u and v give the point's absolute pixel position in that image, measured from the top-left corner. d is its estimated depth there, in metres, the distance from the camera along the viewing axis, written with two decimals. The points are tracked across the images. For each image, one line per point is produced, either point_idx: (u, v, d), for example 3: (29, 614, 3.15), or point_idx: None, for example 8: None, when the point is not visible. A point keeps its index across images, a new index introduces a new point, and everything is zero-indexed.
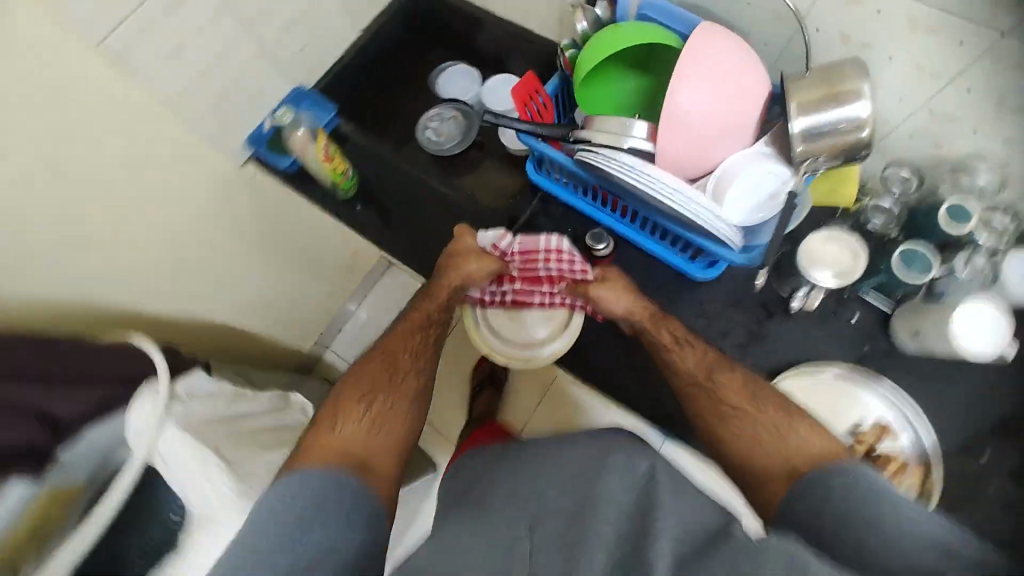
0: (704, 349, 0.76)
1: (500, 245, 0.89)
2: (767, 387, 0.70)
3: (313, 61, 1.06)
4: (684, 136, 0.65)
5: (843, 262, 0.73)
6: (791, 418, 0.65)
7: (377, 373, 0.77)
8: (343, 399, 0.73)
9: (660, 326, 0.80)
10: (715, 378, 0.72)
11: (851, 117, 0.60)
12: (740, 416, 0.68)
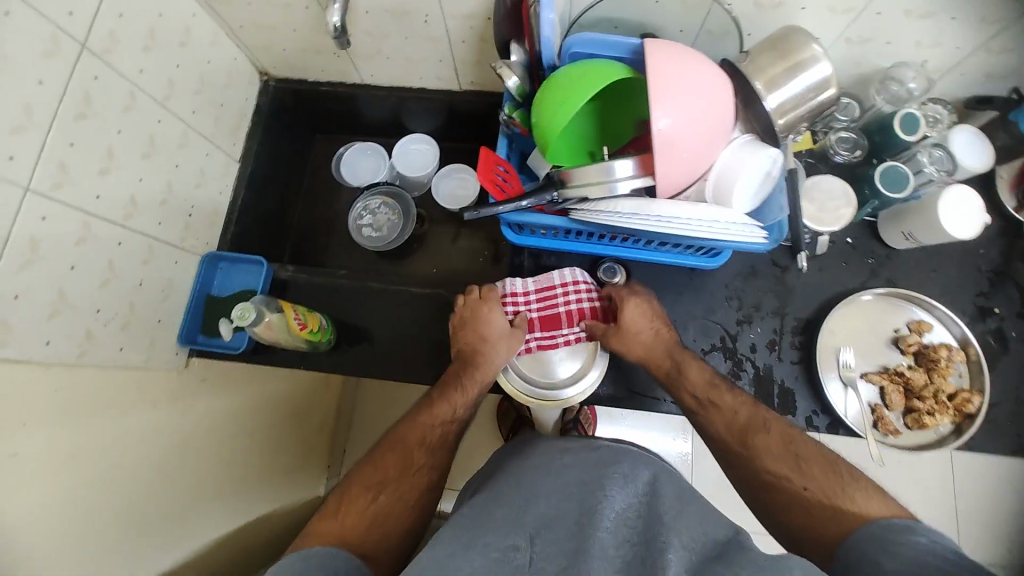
0: (735, 410, 0.70)
1: (517, 293, 0.83)
2: (806, 442, 0.66)
3: (204, 213, 0.89)
4: (678, 159, 0.62)
5: (836, 200, 0.76)
6: (837, 479, 0.61)
7: (387, 458, 0.69)
8: (355, 482, 0.66)
9: (681, 380, 0.74)
10: (753, 440, 0.68)
11: (818, 80, 0.62)
12: (789, 482, 0.63)
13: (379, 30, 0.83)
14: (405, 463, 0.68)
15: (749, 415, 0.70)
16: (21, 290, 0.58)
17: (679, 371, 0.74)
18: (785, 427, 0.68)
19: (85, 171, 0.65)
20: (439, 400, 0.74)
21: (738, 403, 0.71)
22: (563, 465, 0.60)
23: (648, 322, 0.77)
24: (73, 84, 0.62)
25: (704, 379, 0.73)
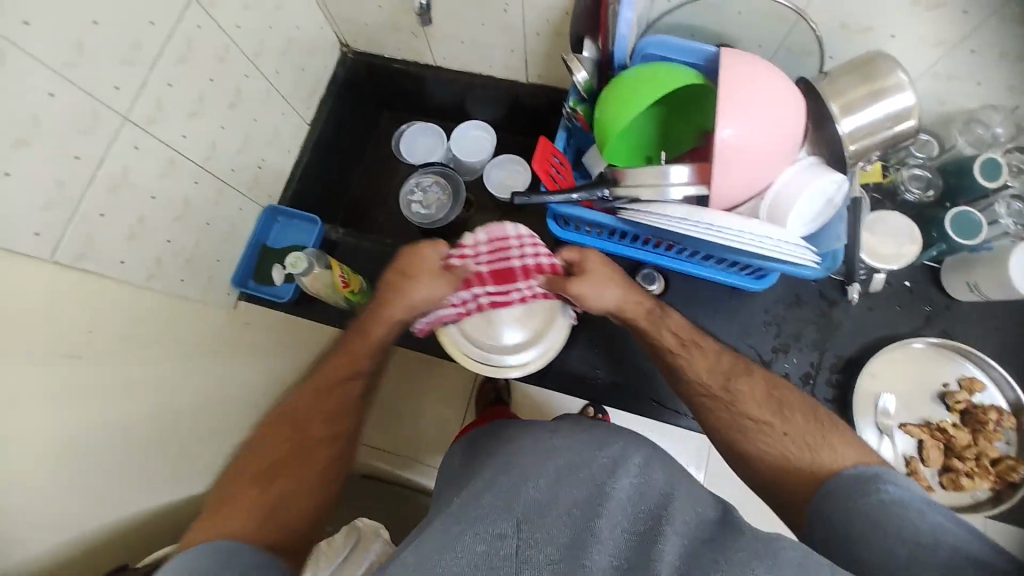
0: (718, 354, 0.66)
1: (465, 246, 0.77)
2: (791, 393, 0.62)
3: (275, 169, 0.95)
4: (740, 164, 0.61)
5: (900, 238, 0.73)
6: (822, 430, 0.57)
7: (278, 440, 0.60)
8: (235, 480, 0.56)
9: (660, 324, 0.70)
10: (734, 386, 0.63)
11: (897, 111, 0.60)
12: (767, 431, 0.59)
13: (459, 14, 0.86)
14: (325, 424, 0.63)
15: (731, 364, 0.66)
16: (107, 209, 0.64)
17: (659, 315, 0.71)
18: (772, 377, 0.64)
19: (178, 111, 0.70)
20: (344, 365, 0.68)
21: (717, 350, 0.67)
22: (554, 445, 0.54)
23: (614, 278, 0.72)
24: (179, 30, 0.67)
25: (690, 334, 0.69)
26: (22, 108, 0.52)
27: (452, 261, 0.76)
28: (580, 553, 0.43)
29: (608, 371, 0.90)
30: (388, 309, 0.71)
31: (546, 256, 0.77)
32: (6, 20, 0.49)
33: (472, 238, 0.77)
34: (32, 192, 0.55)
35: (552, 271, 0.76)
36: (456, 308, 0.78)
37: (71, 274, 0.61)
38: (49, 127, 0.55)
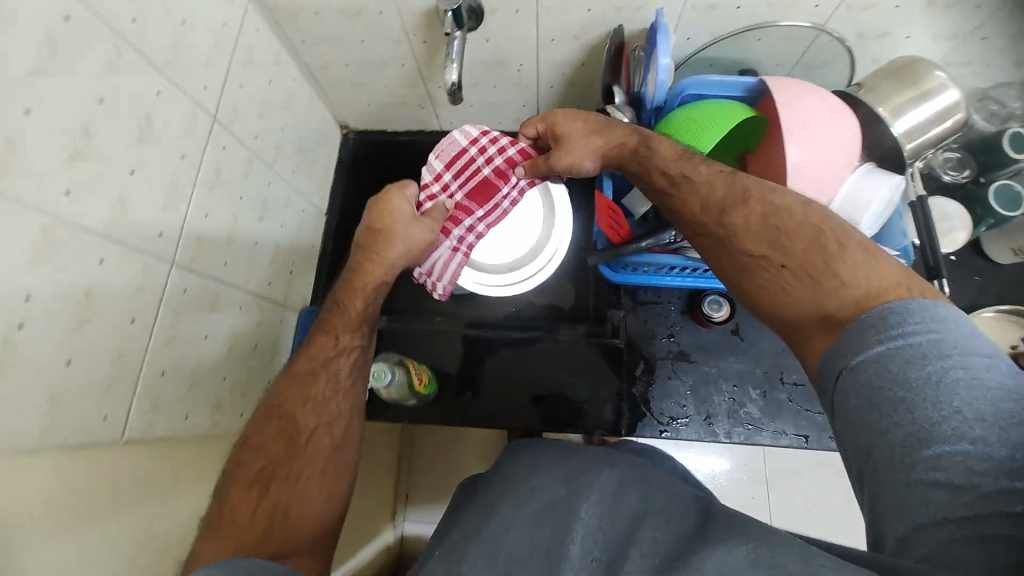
0: (710, 181, 0.56)
1: (429, 184, 0.72)
2: (792, 213, 0.51)
3: (303, 267, 0.91)
4: (811, 184, 0.63)
5: (953, 221, 0.75)
6: (828, 252, 0.48)
7: (272, 436, 0.53)
8: (234, 479, 0.50)
9: (647, 160, 0.61)
10: (730, 217, 0.53)
11: (943, 109, 0.63)
12: (765, 266, 0.51)
13: (471, 81, 0.85)
14: (314, 408, 0.55)
15: (727, 188, 0.55)
16: (166, 364, 0.58)
17: (648, 146, 0.61)
18: (766, 196, 0.53)
19: (215, 240, 0.66)
20: (331, 342, 0.58)
21: (713, 174, 0.57)
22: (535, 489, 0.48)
23: (583, 114, 0.65)
24: (206, 156, 0.63)
25: (671, 158, 0.59)
26: (79, 285, 0.47)
27: (423, 203, 0.71)
28: (622, 552, 0.41)
29: (696, 405, 0.85)
30: (379, 261, 0.63)
31: (502, 137, 0.71)
32: (54, 198, 0.44)
33: (432, 171, 0.72)
34: (96, 371, 0.49)
35: (510, 150, 0.71)
36: (458, 252, 0.73)
37: (142, 446, 0.55)
38: (105, 298, 0.50)
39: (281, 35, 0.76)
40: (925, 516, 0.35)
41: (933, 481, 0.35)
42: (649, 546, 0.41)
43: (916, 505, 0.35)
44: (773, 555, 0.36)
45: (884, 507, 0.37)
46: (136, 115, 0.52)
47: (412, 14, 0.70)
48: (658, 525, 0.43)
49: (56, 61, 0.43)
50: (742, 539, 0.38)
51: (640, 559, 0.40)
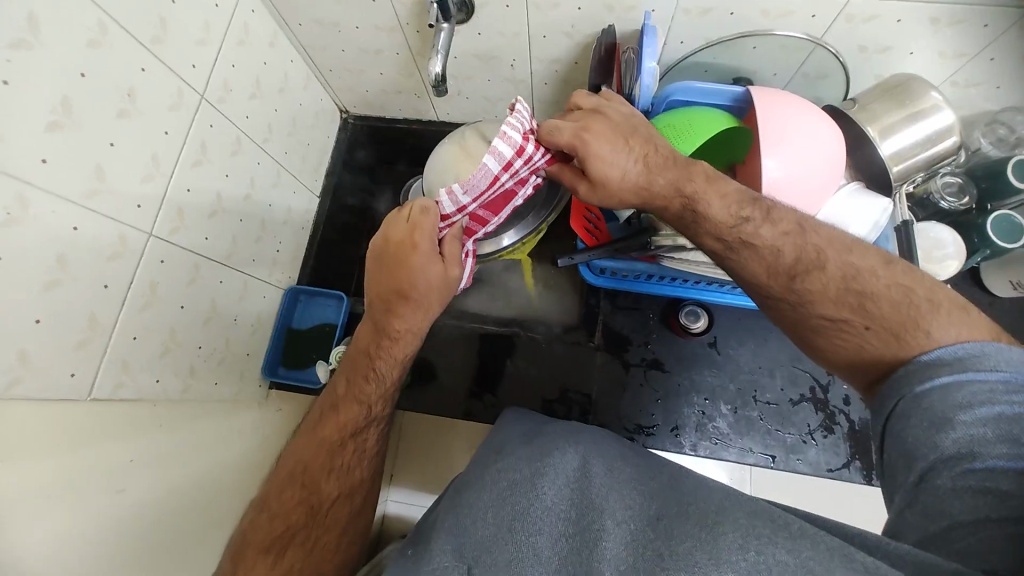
0: (776, 248, 0.48)
1: (449, 215, 0.53)
2: (876, 275, 0.45)
3: (292, 246, 0.93)
4: (799, 185, 0.61)
5: (946, 250, 0.72)
6: (918, 315, 0.42)
7: (286, 500, 0.47)
8: (246, 543, 0.46)
9: (699, 226, 0.51)
10: (802, 285, 0.47)
11: (933, 131, 0.61)
12: (845, 329, 0.46)
13: (464, 74, 0.85)
14: (339, 475, 0.49)
15: (797, 252, 0.48)
16: (139, 331, 0.61)
17: (694, 211, 0.51)
18: (844, 257, 0.47)
19: (198, 213, 0.68)
20: (360, 410, 0.51)
21: (778, 237, 0.49)
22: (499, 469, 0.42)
23: (619, 147, 0.50)
24: (192, 133, 0.65)
25: (725, 220, 0.50)
26: (53, 249, 0.50)
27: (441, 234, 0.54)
28: (594, 524, 0.36)
29: (664, 415, 0.85)
30: (401, 316, 0.52)
31: (534, 148, 0.52)
32: (28, 164, 0.47)
33: (454, 202, 0.51)
34: (67, 331, 0.52)
35: (540, 162, 0.54)
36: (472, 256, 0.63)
37: (109, 407, 0.58)
38: (78, 262, 0.52)
39: (279, 15, 0.77)
40: (965, 514, 0.33)
41: (976, 488, 0.33)
42: (624, 512, 0.37)
43: (956, 506, 0.33)
44: (761, 543, 0.32)
45: (920, 509, 0.35)
46: (118, 89, 0.54)
47: (403, 3, 0.70)
48: (625, 492, 0.38)
49: (38, 35, 0.46)
50: (733, 522, 0.34)
51: (611, 545, 0.35)
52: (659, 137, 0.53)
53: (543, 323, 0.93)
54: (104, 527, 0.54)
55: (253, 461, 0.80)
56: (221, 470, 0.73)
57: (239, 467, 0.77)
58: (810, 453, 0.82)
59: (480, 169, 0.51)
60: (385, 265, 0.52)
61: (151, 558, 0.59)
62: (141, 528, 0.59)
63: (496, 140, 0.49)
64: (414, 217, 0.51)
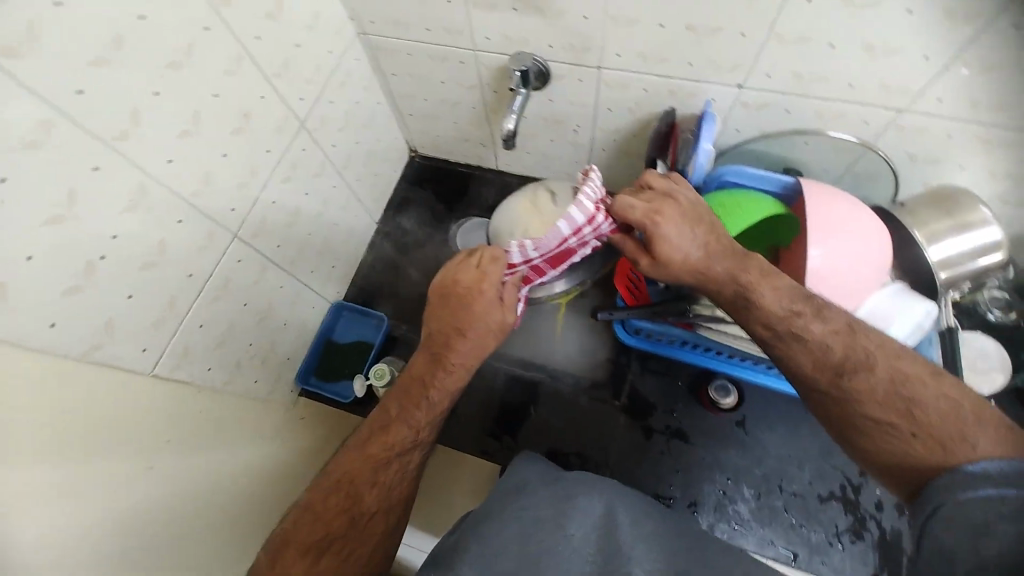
0: (824, 343, 0.50)
1: (515, 264, 0.58)
2: (925, 384, 0.46)
3: (345, 265, 1.00)
4: (847, 270, 0.62)
5: (991, 363, 0.70)
6: (968, 428, 0.43)
7: (330, 505, 0.49)
8: (289, 540, 0.47)
9: (749, 314, 0.54)
10: (849, 382, 0.48)
11: (982, 243, 0.63)
12: (891, 432, 0.46)
13: (530, 132, 0.93)
14: (380, 490, 0.50)
15: (845, 350, 0.49)
16: (206, 319, 0.67)
17: (746, 298, 0.54)
18: (892, 361, 0.48)
19: (276, 223, 0.76)
20: (410, 434, 0.53)
21: (828, 334, 0.50)
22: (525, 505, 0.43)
23: (684, 231, 0.54)
24: (286, 153, 0.73)
25: (777, 311, 0.52)
26: (157, 236, 0.56)
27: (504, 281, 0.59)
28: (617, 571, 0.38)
29: (683, 489, 0.83)
30: (458, 350, 0.55)
31: (600, 217, 0.57)
32: (156, 161, 0.54)
33: (521, 253, 0.57)
34: (148, 310, 0.58)
35: (603, 230, 0.59)
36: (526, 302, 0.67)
37: (166, 385, 0.63)
38: (173, 250, 0.59)
39: (376, 64, 0.87)
40: None
41: None
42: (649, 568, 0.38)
43: None
44: None
45: None
46: (239, 110, 0.63)
47: (488, 66, 0.79)
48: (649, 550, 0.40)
49: (188, 58, 0.54)
50: None
51: None
52: (721, 224, 0.57)
53: (571, 373, 0.93)
54: (145, 499, 0.57)
55: (277, 464, 0.82)
56: (247, 469, 0.75)
57: (264, 466, 0.79)
58: (838, 558, 0.77)
59: (551, 230, 0.57)
60: (453, 298, 0.55)
61: (174, 542, 0.60)
62: (161, 518, 0.59)
63: (568, 208, 0.55)
64: (484, 263, 0.56)
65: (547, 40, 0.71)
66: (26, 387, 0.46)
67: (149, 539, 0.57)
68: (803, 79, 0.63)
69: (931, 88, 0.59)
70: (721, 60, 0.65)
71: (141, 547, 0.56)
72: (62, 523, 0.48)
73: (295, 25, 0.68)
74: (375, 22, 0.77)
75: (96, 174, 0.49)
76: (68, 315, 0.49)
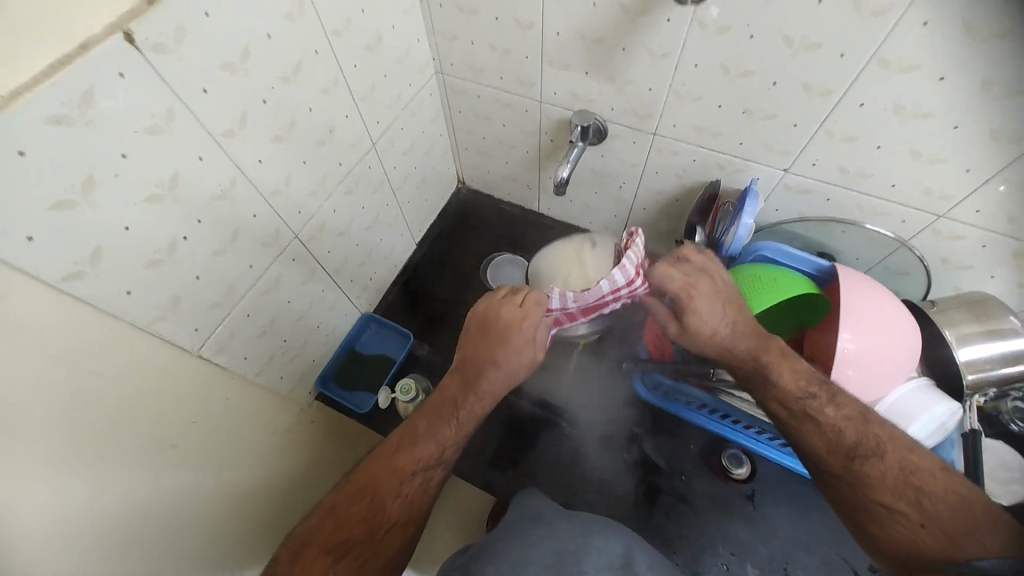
0: (837, 426, 0.52)
1: (553, 308, 0.61)
2: (933, 477, 0.48)
3: (380, 279, 1.03)
4: (886, 350, 0.64)
5: (1013, 473, 0.69)
6: (974, 521, 0.44)
7: (353, 510, 0.50)
8: (310, 539, 0.48)
9: (765, 389, 0.56)
10: (861, 467, 0.50)
11: (1014, 350, 0.64)
12: (900, 520, 0.47)
13: (577, 182, 0.98)
14: (402, 502, 0.52)
15: (858, 435, 0.51)
16: (252, 310, 0.70)
17: (764, 374, 0.56)
18: (903, 452, 0.49)
19: (332, 231, 0.80)
20: (434, 452, 0.54)
21: (841, 418, 0.52)
22: (550, 552, 0.48)
23: (715, 306, 0.58)
24: (354, 168, 0.79)
25: (793, 390, 0.55)
26: (233, 225, 0.61)
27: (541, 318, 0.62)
28: None
29: (685, 555, 0.81)
30: (490, 378, 0.57)
31: (640, 281, 0.60)
32: (249, 159, 0.59)
33: (562, 300, 0.60)
34: (209, 291, 0.61)
35: (640, 292, 0.62)
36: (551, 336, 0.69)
37: (207, 366, 0.65)
38: (244, 239, 0.63)
39: (446, 101, 0.94)
40: None
41: None
42: None
43: None
44: None
45: None
46: (325, 124, 0.69)
47: (551, 118, 0.85)
48: None
49: (297, 75, 0.61)
50: None
51: None
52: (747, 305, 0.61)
53: (584, 419, 0.94)
54: (171, 470, 0.59)
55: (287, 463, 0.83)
56: (262, 468, 0.76)
57: (277, 460, 0.80)
58: None
59: (592, 286, 0.60)
60: (491, 329, 0.58)
61: (186, 518, 0.61)
62: (162, 499, 0.57)
63: (613, 270, 0.58)
64: (527, 304, 0.59)
65: (610, 103, 0.77)
66: (98, 343, 0.49)
67: (154, 512, 0.56)
68: (847, 172, 0.68)
69: (967, 198, 0.62)
70: (771, 144, 0.70)
71: (130, 542, 0.53)
72: (103, 470, 0.50)
73: (387, 59, 0.75)
74: (455, 66, 0.85)
75: (199, 163, 0.53)
76: (143, 286, 0.53)
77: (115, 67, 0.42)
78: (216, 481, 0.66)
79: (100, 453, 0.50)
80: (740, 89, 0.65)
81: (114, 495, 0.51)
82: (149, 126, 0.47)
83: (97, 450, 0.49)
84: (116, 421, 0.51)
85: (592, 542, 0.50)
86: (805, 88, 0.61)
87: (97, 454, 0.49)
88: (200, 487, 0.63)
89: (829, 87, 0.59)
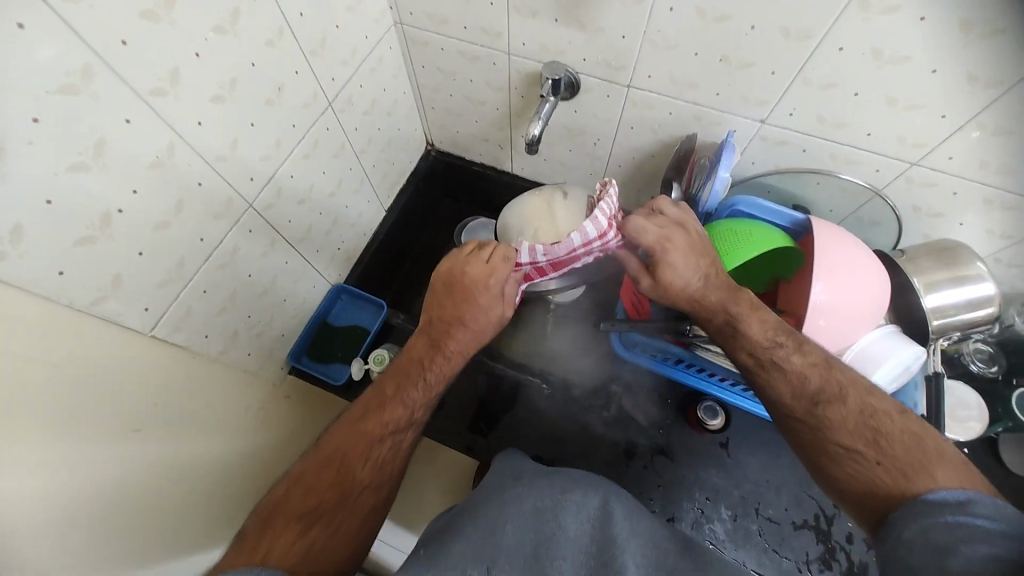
0: (802, 374, 0.53)
1: (522, 263, 0.61)
2: (891, 418, 0.49)
3: (350, 248, 0.99)
4: (859, 299, 0.65)
5: (969, 411, 0.73)
6: (926, 458, 0.45)
7: (323, 475, 0.49)
8: (278, 507, 0.47)
9: (733, 341, 0.57)
10: (823, 411, 0.51)
11: (978, 295, 0.66)
12: (858, 459, 0.48)
13: (550, 139, 0.94)
14: (373, 466, 0.51)
15: (822, 381, 0.52)
16: (209, 285, 0.66)
17: (734, 326, 0.57)
18: (864, 395, 0.51)
19: (291, 199, 0.76)
20: (404, 413, 0.53)
21: (806, 366, 0.53)
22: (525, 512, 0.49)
23: (689, 259, 0.57)
24: (310, 130, 0.73)
25: (761, 340, 0.55)
26: (176, 194, 0.56)
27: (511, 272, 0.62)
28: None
29: (662, 504, 0.84)
30: (457, 337, 0.57)
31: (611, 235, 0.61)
32: (187, 122, 0.54)
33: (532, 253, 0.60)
34: (157, 268, 0.57)
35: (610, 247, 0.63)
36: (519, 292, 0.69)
37: (164, 346, 0.62)
38: (191, 210, 0.59)
39: (407, 55, 0.88)
40: None
41: None
42: None
43: None
44: None
45: None
46: (271, 82, 0.63)
47: (520, 71, 0.80)
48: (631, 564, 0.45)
49: (232, 25, 0.55)
50: None
51: None
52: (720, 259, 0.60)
53: (563, 380, 0.94)
54: (139, 453, 0.56)
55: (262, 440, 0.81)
56: (233, 445, 0.74)
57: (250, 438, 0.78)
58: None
59: (563, 239, 0.61)
60: (458, 287, 0.57)
61: (160, 500, 0.59)
62: (134, 483, 0.55)
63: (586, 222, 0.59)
64: (493, 261, 0.58)
65: (582, 53, 0.72)
66: (34, 329, 0.45)
67: (127, 497, 0.54)
68: (824, 121, 0.66)
69: (942, 144, 0.61)
70: (748, 94, 0.67)
71: (102, 532, 0.52)
72: (63, 459, 0.47)
73: (337, 5, 0.69)
74: (414, 14, 0.78)
75: (128, 125, 0.48)
76: (78, 263, 0.48)
77: (11, 16, 0.37)
78: (186, 461, 0.64)
79: (57, 444, 0.47)
80: (716, 33, 0.61)
81: (82, 483, 0.49)
82: (63, 85, 0.42)
83: (54, 440, 0.47)
84: (73, 409, 0.48)
85: (570, 499, 0.50)
86: (784, 30, 0.58)
87: (54, 445, 0.47)
88: (169, 469, 0.61)
89: (807, 29, 0.57)
